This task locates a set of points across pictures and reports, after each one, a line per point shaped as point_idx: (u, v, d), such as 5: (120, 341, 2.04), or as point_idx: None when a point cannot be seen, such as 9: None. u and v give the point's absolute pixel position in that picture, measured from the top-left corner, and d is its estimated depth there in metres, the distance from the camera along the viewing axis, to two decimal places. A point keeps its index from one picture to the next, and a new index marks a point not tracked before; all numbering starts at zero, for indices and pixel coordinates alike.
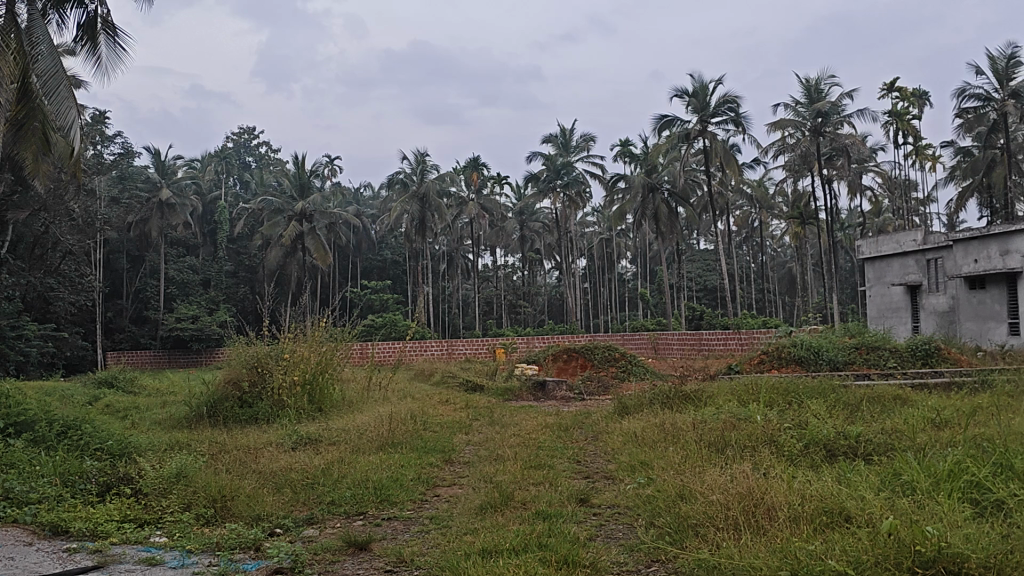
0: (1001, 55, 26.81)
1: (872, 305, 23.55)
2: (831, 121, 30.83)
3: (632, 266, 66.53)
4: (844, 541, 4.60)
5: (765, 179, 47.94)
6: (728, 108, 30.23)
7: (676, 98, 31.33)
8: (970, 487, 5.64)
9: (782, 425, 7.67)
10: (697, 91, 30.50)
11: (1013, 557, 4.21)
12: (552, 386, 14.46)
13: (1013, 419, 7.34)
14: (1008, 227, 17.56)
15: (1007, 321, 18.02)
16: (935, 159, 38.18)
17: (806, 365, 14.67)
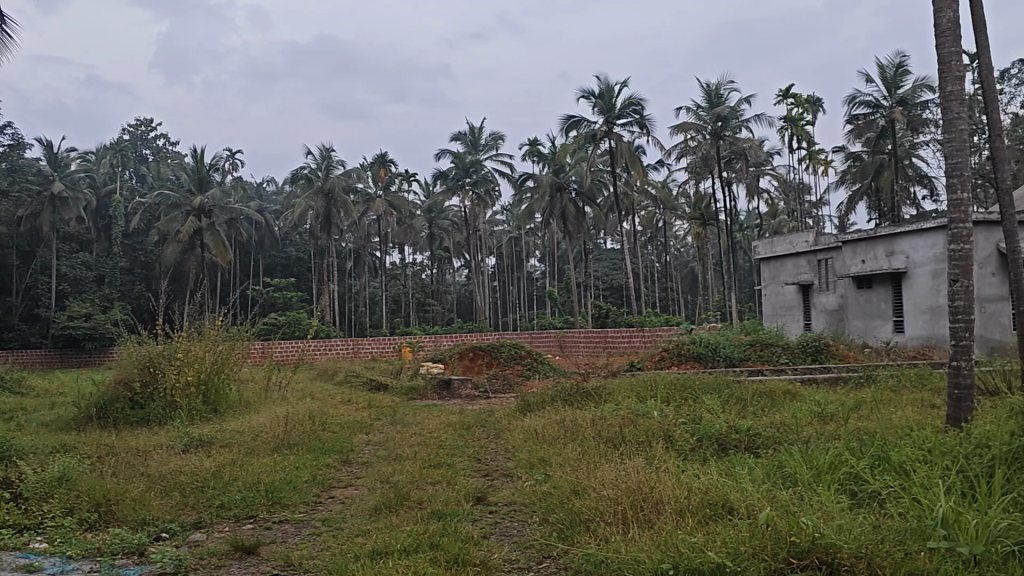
0: (890, 64, 27.97)
1: (769, 304, 24.52)
2: (730, 125, 31.66)
3: (542, 265, 67.09)
4: (724, 534, 4.79)
5: (670, 180, 48.99)
6: (633, 110, 30.76)
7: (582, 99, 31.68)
8: (849, 479, 5.91)
9: (677, 420, 7.88)
10: (603, 92, 30.92)
11: (882, 546, 4.43)
12: (456, 384, 14.48)
13: (893, 413, 7.71)
14: (893, 229, 18.26)
15: (892, 319, 18.75)
16: (828, 163, 39.65)
17: (704, 362, 15.07)
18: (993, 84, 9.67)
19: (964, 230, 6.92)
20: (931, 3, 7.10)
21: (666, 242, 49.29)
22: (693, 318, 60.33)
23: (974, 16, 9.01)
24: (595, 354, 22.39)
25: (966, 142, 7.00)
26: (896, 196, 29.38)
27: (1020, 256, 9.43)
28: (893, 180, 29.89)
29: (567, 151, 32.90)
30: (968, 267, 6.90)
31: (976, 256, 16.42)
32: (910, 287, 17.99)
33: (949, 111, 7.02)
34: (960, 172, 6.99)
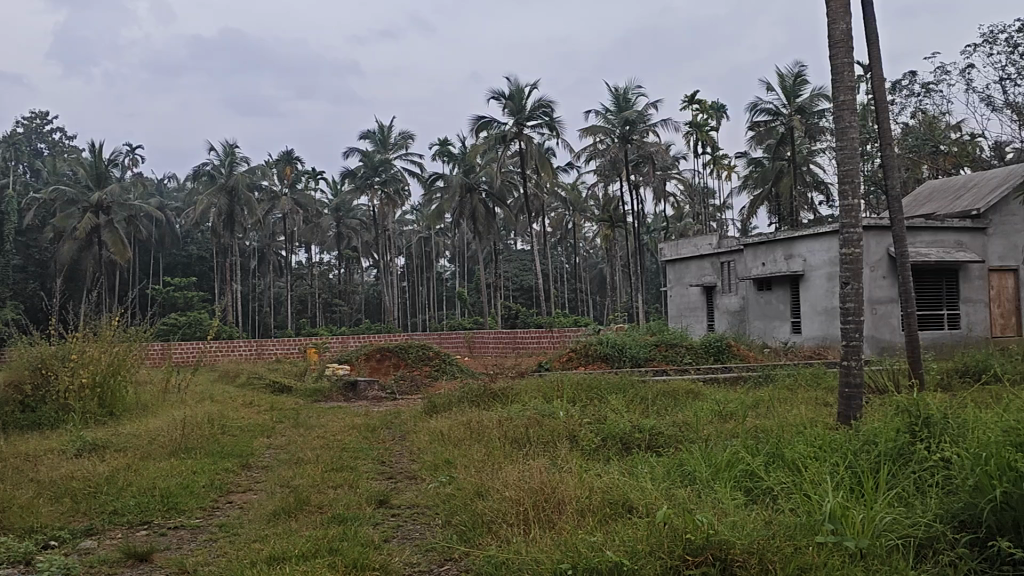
0: (789, 73, 28.94)
1: (674, 304, 25.19)
2: (638, 129, 32.21)
3: (452, 266, 67.00)
4: (623, 532, 4.88)
5: (579, 182, 49.62)
6: (543, 113, 31.00)
7: (492, 100, 31.75)
8: (744, 476, 6.08)
9: (582, 421, 7.96)
10: (513, 94, 31.09)
11: (774, 542, 4.57)
12: (362, 386, 14.36)
13: (787, 411, 7.98)
14: (792, 233, 18.88)
15: (789, 320, 19.40)
16: (731, 168, 40.77)
17: (611, 362, 15.30)
18: (884, 94, 10.08)
19: (855, 235, 7.22)
20: (826, 15, 7.38)
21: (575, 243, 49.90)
22: (601, 318, 61.24)
23: (867, 29, 9.38)
24: (503, 354, 22.47)
25: (857, 150, 7.29)
26: (794, 201, 30.42)
27: (907, 260, 9.87)
28: (791, 186, 30.93)
29: (478, 152, 32.93)
30: (858, 271, 7.20)
31: (868, 260, 17.12)
32: (807, 289, 18.62)
33: (841, 120, 7.30)
34: (851, 179, 7.29)
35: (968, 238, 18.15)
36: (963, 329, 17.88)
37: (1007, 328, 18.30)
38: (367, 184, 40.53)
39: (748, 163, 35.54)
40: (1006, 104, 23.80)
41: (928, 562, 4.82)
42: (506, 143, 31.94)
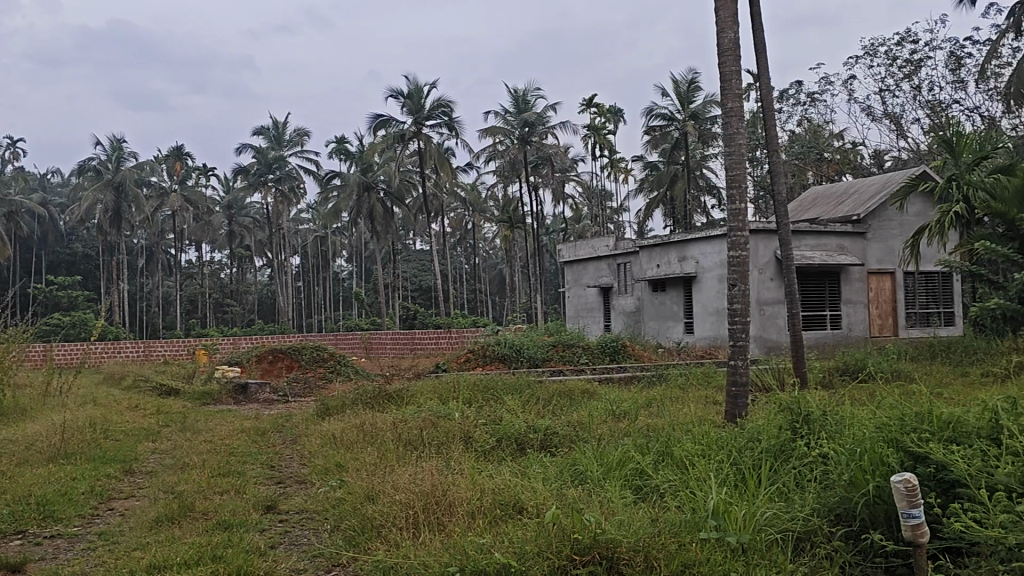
0: (683, 79, 29.65)
1: (572, 305, 25.53)
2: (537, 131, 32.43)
3: (349, 265, 66.17)
4: (512, 533, 4.93)
5: (478, 183, 49.79)
6: (442, 112, 30.93)
7: (390, 98, 31.47)
8: (634, 474, 6.20)
9: (477, 421, 7.97)
10: (412, 93, 30.92)
11: (659, 540, 4.65)
12: (254, 388, 14.04)
13: (678, 409, 8.15)
14: (685, 236, 19.34)
15: (682, 320, 19.89)
16: (628, 172, 41.59)
17: (508, 363, 15.37)
18: (771, 103, 10.43)
19: (742, 238, 7.44)
20: (715, 24, 7.57)
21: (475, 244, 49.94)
22: (500, 318, 61.59)
23: (755, 38, 9.67)
24: (401, 355, 22.29)
25: (744, 156, 7.50)
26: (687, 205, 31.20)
27: (792, 263, 10.21)
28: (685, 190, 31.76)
29: (376, 150, 32.59)
30: (744, 273, 7.42)
31: (757, 262, 17.70)
32: (700, 290, 19.13)
33: (729, 126, 7.50)
34: (739, 184, 7.49)
35: (848, 242, 18.98)
36: (844, 329, 18.72)
37: (884, 328, 19.24)
38: (261, 181, 39.63)
39: (644, 167, 36.31)
40: (885, 114, 24.99)
41: (805, 554, 5.00)
42: (405, 142, 31.72)
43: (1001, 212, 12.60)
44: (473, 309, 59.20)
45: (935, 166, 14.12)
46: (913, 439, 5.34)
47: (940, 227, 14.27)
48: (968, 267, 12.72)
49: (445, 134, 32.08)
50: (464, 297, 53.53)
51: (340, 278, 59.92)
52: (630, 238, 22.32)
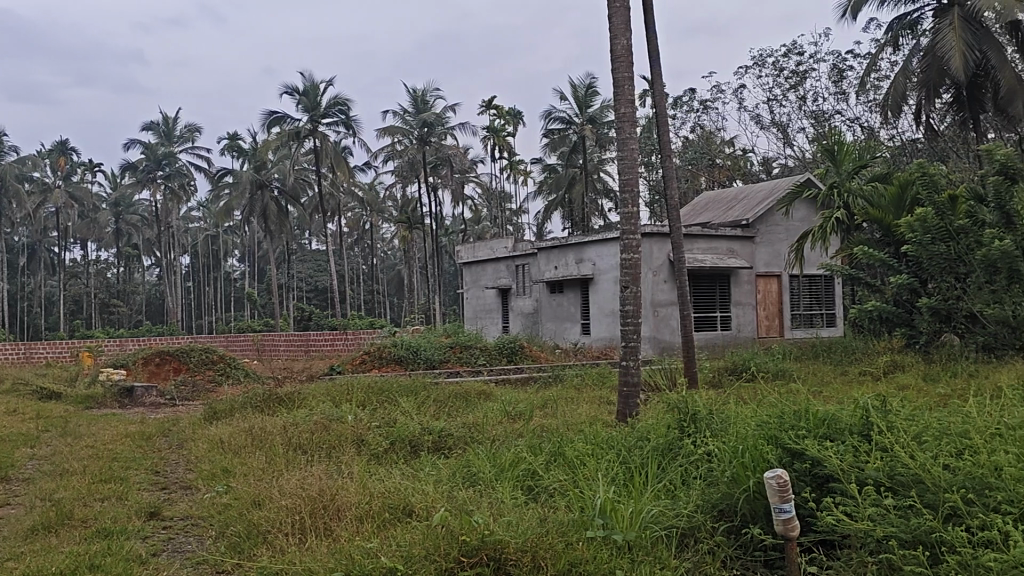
0: (581, 84, 30.12)
1: (471, 306, 25.59)
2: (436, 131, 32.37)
3: (242, 266, 64.59)
4: (400, 538, 4.90)
5: (376, 183, 49.36)
6: (338, 110, 30.52)
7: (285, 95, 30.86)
8: (526, 474, 6.25)
9: (370, 424, 7.91)
10: (308, 90, 30.39)
11: (547, 540, 4.69)
12: (140, 392, 13.54)
13: (572, 409, 8.25)
14: (582, 238, 19.61)
15: (579, 321, 20.16)
16: (526, 174, 41.93)
17: (405, 364, 15.27)
18: (663, 109, 10.67)
19: (634, 241, 7.59)
20: (608, 30, 7.69)
21: (372, 244, 49.46)
22: (398, 320, 61.15)
23: (648, 45, 9.87)
24: (295, 357, 21.88)
25: (637, 161, 7.64)
26: (585, 207, 31.65)
27: (684, 265, 10.47)
28: (583, 192, 32.24)
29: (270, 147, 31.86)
30: (636, 275, 7.57)
31: (652, 264, 18.09)
32: (596, 292, 19.42)
33: (622, 131, 7.63)
34: (632, 188, 7.62)
35: (738, 245, 19.56)
36: (733, 330, 19.34)
37: (771, 329, 19.98)
38: (150, 178, 38.22)
39: (543, 168, 36.74)
40: (772, 123, 25.93)
41: (688, 550, 5.13)
42: (301, 140, 31.09)
43: (878, 218, 13.27)
44: (371, 309, 58.59)
45: (818, 173, 14.72)
46: (791, 436, 5.55)
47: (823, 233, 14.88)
48: (846, 271, 13.30)
49: (342, 133, 31.68)
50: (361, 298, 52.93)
51: (233, 278, 58.37)
52: (528, 240, 22.52)
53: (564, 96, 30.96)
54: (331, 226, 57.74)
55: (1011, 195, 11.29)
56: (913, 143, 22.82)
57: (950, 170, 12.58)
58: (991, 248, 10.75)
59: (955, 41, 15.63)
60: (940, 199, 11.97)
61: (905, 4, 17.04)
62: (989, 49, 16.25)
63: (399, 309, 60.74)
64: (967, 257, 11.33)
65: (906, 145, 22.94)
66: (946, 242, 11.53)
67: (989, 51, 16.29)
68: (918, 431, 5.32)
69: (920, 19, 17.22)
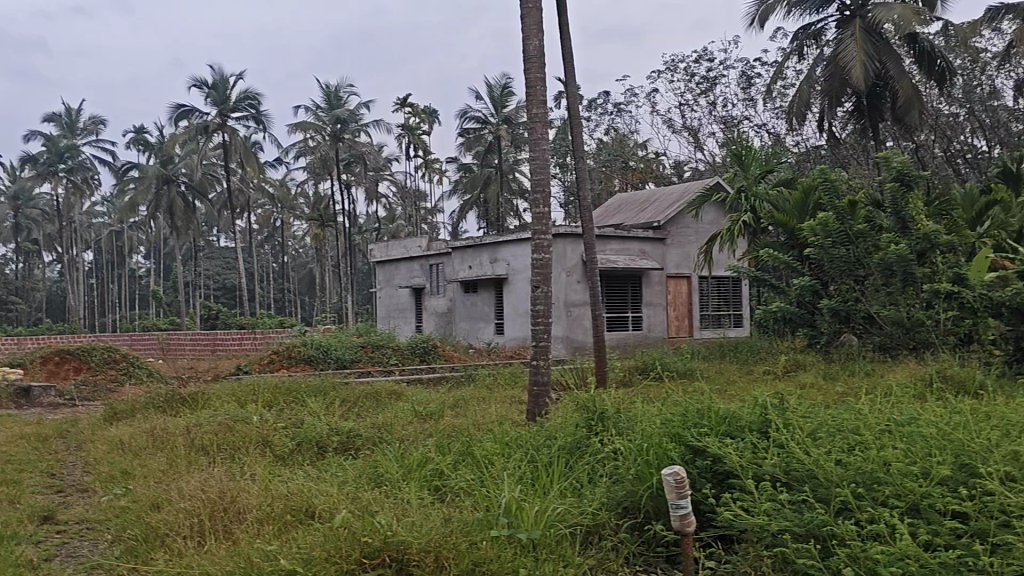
0: (496, 84, 30.28)
1: (383, 306, 25.39)
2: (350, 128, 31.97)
3: (148, 263, 62.58)
4: (301, 539, 4.81)
5: (289, 179, 48.50)
6: (248, 105, 29.86)
7: (193, 88, 30.04)
8: (434, 474, 6.22)
9: (276, 425, 7.77)
10: (217, 83, 29.63)
11: (452, 539, 4.66)
12: (37, 392, 13.00)
13: (483, 409, 8.26)
14: (497, 238, 19.65)
15: (493, 321, 20.20)
16: (441, 173, 41.81)
17: (315, 364, 15.03)
18: (577, 111, 10.77)
19: (545, 241, 7.62)
20: (521, 30, 7.72)
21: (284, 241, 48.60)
22: (310, 319, 60.14)
23: (562, 46, 9.96)
24: (202, 357, 21.32)
25: (548, 161, 7.69)
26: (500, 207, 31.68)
27: (597, 265, 10.58)
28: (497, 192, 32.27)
29: (177, 141, 30.94)
30: (547, 275, 7.61)
31: (566, 264, 18.25)
32: (510, 291, 19.49)
33: (535, 132, 7.66)
34: (543, 188, 7.65)
35: (650, 247, 19.87)
36: (644, 330, 19.66)
37: (681, 329, 20.39)
38: (50, 171, 36.64)
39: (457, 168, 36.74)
40: (684, 127, 26.48)
41: (593, 548, 5.18)
42: (209, 134, 30.30)
43: (783, 222, 13.69)
44: (281, 309, 57.44)
45: (726, 177, 15.08)
46: (694, 434, 5.66)
47: (731, 235, 15.24)
48: (752, 272, 13.67)
49: (253, 128, 31.02)
50: (273, 296, 51.89)
51: (139, 275, 56.52)
52: (442, 239, 22.46)
53: (480, 96, 31.04)
54: (240, 223, 56.43)
55: (907, 201, 11.75)
56: (816, 149, 23.61)
57: (849, 176, 13.04)
58: (886, 251, 11.21)
59: (856, 51, 16.24)
60: (841, 204, 12.38)
61: (810, 14, 17.61)
62: (888, 60, 16.93)
63: (310, 307, 59.71)
64: (865, 261, 11.74)
65: (810, 151, 23.71)
66: (846, 245, 11.96)
67: (887, 61, 16.96)
68: (814, 427, 5.48)
69: (823, 29, 17.82)
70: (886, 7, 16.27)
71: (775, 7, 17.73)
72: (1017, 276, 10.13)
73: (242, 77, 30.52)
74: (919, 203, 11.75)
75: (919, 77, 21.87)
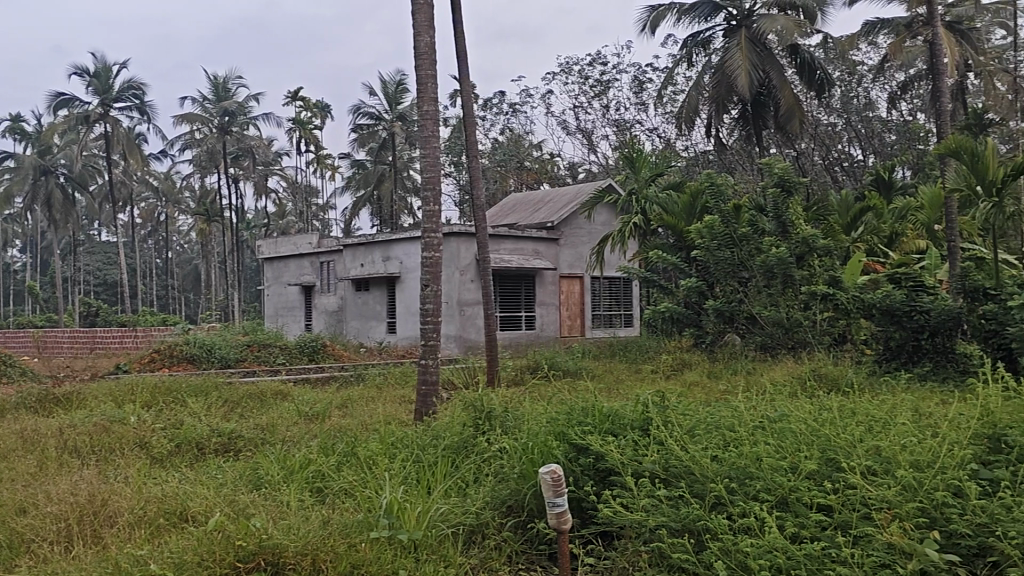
0: (391, 80, 30.02)
1: (272, 304, 24.79)
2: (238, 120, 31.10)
3: (21, 257, 59.26)
4: (173, 543, 4.62)
5: (175, 172, 46.82)
6: (132, 94, 28.71)
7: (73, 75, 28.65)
8: (316, 476, 6.09)
9: (154, 425, 7.48)
10: (99, 71, 28.37)
11: (331, 541, 4.55)
12: None
13: (371, 408, 8.15)
14: (389, 236, 19.46)
15: (385, 320, 19.99)
16: (334, 168, 41.12)
17: (198, 364, 14.54)
18: (470, 109, 10.73)
19: (435, 240, 7.58)
20: (411, 27, 7.64)
21: (168, 236, 46.86)
22: (195, 316, 58.02)
23: (454, 44, 9.92)
24: (78, 355, 20.34)
25: (438, 159, 7.65)
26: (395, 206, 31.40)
27: (489, 264, 10.59)
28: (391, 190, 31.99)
29: (56, 131, 29.50)
30: (436, 273, 7.57)
31: (459, 263, 18.23)
32: (402, 290, 19.34)
33: (425, 129, 7.60)
34: (433, 186, 7.61)
35: (543, 247, 20.04)
36: (537, 329, 19.81)
37: (573, 328, 20.66)
38: None
39: (351, 164, 36.23)
40: (578, 129, 26.84)
41: (475, 547, 5.16)
42: (90, 124, 28.94)
43: (672, 225, 14.03)
44: (165, 306, 55.28)
45: (618, 180, 15.38)
46: (577, 432, 5.72)
47: (622, 236, 15.55)
48: (642, 273, 13.95)
49: (136, 118, 29.83)
50: (156, 293, 49.94)
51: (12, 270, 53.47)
52: (333, 237, 22.10)
53: (373, 92, 30.71)
54: (123, 216, 54.11)
55: (787, 206, 12.25)
56: (704, 154, 24.31)
57: (734, 181, 13.48)
58: (767, 254, 11.64)
59: (741, 60, 16.81)
60: (726, 208, 12.79)
61: (699, 22, 18.13)
62: (771, 70, 17.59)
63: (196, 304, 57.69)
64: (748, 263, 12.18)
65: (698, 156, 24.41)
66: (730, 248, 12.34)
67: (770, 71, 17.63)
68: (691, 424, 5.62)
69: (711, 38, 18.37)
70: (770, 18, 16.89)
71: (665, 15, 18.17)
72: (886, 279, 10.85)
73: (126, 66, 29.30)
74: (798, 208, 12.26)
75: (801, 88, 22.86)
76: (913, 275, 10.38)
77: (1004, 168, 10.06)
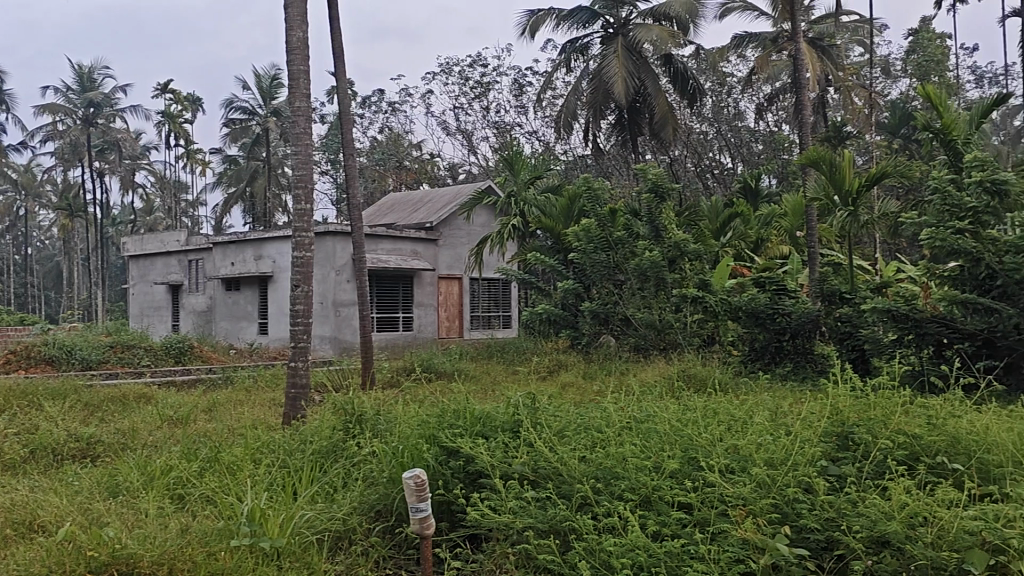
0: (265, 75, 29.27)
1: (137, 303, 23.70)
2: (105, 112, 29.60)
3: None
4: (17, 556, 4.33)
5: (34, 164, 44.13)
6: None
7: None
8: (178, 482, 5.83)
9: (5, 431, 7.00)
10: None
11: (189, 550, 4.35)
12: None
13: (239, 412, 7.88)
14: (262, 235, 18.92)
15: (256, 320, 19.43)
16: (205, 163, 39.69)
17: (57, 366, 13.77)
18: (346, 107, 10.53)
19: (306, 239, 7.38)
20: (283, 20, 7.42)
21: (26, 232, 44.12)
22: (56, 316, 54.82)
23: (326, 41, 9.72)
24: None
25: (310, 157, 7.46)
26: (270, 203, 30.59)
27: (364, 264, 10.43)
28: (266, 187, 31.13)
29: None
30: (307, 273, 7.37)
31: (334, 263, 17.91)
32: (275, 290, 18.84)
33: (296, 125, 7.40)
34: (305, 184, 7.43)
35: (422, 247, 19.93)
36: (415, 330, 19.69)
37: (451, 329, 20.63)
38: None
39: (223, 160, 35.05)
40: (459, 130, 26.85)
41: (342, 553, 5.05)
42: None
43: (550, 228, 14.21)
44: (22, 306, 51.98)
45: (497, 181, 15.44)
46: (447, 435, 5.68)
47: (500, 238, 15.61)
48: (520, 275, 14.07)
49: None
50: (13, 292, 46.95)
51: None
52: (202, 235, 21.31)
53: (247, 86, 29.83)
54: None
55: (660, 212, 12.61)
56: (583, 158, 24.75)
57: (610, 186, 13.76)
58: (642, 258, 11.93)
59: (617, 68, 17.19)
60: (603, 212, 13.04)
61: (577, 29, 18.43)
62: (646, 78, 18.05)
63: (57, 304, 54.57)
64: (622, 266, 12.46)
65: (577, 160, 24.83)
66: (606, 251, 12.60)
67: (646, 79, 18.09)
68: (562, 426, 5.67)
69: (589, 44, 18.70)
70: (645, 27, 17.36)
71: (545, 19, 18.37)
72: (752, 283, 11.32)
73: None
74: (671, 214, 12.63)
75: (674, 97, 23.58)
76: (776, 279, 10.90)
77: (859, 179, 10.64)
